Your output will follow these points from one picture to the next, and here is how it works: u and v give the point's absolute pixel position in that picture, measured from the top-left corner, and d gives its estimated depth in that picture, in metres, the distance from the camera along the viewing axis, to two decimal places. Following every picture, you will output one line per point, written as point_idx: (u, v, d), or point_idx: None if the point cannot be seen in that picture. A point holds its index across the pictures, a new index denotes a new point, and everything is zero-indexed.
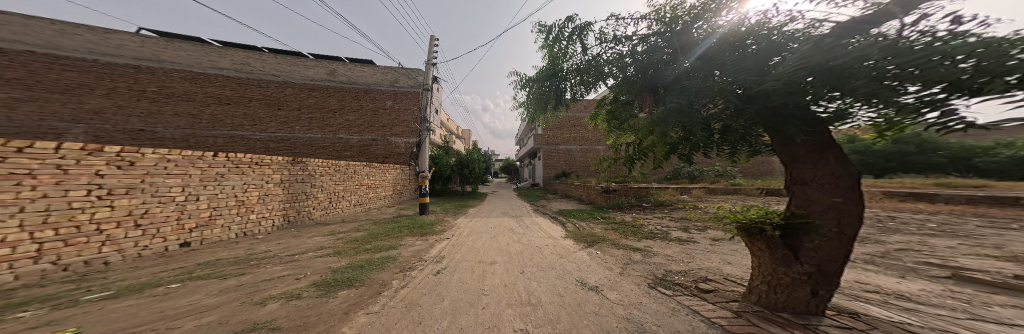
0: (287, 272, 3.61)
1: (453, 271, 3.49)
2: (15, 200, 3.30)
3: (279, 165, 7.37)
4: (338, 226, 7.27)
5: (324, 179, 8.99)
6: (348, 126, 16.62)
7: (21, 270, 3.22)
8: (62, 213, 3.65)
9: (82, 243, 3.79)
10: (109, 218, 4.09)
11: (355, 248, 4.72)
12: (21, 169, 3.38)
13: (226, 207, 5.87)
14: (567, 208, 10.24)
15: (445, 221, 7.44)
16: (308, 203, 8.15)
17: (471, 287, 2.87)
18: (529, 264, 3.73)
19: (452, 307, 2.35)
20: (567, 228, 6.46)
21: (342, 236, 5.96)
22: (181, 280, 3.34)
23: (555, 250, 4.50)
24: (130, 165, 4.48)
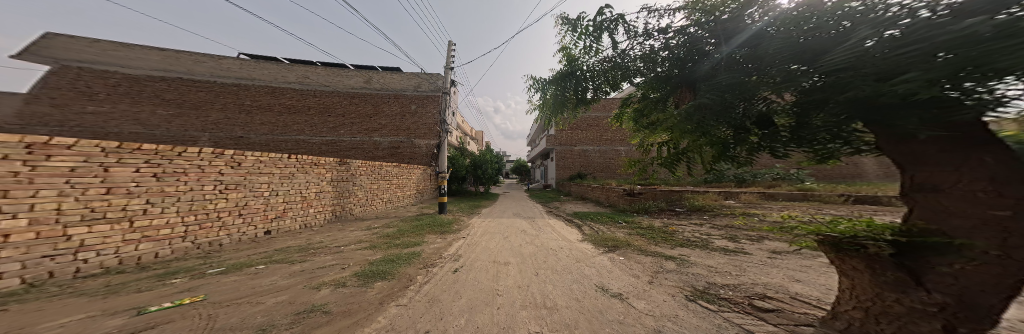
0: (334, 261, 4.00)
1: (469, 270, 3.56)
2: (176, 191, 4.50)
3: (332, 166, 8.25)
4: (373, 222, 7.86)
5: (364, 179, 9.83)
6: (380, 129, 17.96)
7: (176, 246, 4.41)
8: (200, 203, 4.82)
9: (210, 227, 4.94)
10: (224, 208, 5.21)
11: (389, 243, 5.06)
12: (182, 169, 4.61)
13: (294, 202, 6.78)
14: (585, 210, 9.90)
15: (459, 220, 7.63)
16: (351, 200, 8.99)
17: (487, 286, 2.92)
18: (543, 266, 3.70)
19: (468, 305, 2.42)
20: (585, 231, 6.23)
21: (377, 231, 6.42)
22: (266, 262, 3.97)
23: (571, 254, 4.38)
24: (238, 165, 5.54)
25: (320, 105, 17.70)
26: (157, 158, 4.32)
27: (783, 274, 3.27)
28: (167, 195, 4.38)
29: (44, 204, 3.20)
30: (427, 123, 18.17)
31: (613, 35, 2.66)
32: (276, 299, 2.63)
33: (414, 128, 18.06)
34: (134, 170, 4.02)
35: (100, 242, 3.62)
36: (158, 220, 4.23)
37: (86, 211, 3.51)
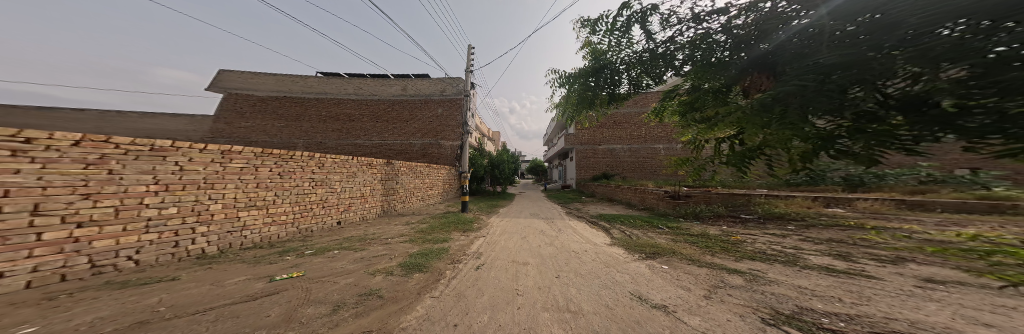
0: (382, 252, 4.41)
1: (490, 268, 3.62)
2: (292, 186, 5.90)
3: (379, 167, 9.05)
4: (412, 218, 8.37)
5: (404, 179, 10.62)
6: (413, 133, 19.17)
7: (290, 229, 5.74)
8: (304, 196, 6.17)
9: (308, 216, 6.21)
10: (316, 201, 6.46)
11: (427, 238, 5.36)
12: (295, 170, 6.01)
13: (353, 197, 7.71)
14: (612, 212, 9.38)
15: (481, 219, 7.85)
16: (393, 199, 9.77)
17: (507, 285, 2.93)
18: (565, 268, 3.55)
19: (490, 303, 2.44)
20: (613, 234, 5.91)
21: (415, 226, 6.81)
22: (333, 248, 4.62)
23: (598, 256, 4.19)
24: (322, 166, 6.74)
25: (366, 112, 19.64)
26: (282, 161, 5.72)
27: (900, 287, 2.59)
28: (286, 189, 5.77)
29: (228, 193, 4.68)
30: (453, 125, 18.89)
31: (648, 26, 2.49)
32: (343, 281, 3.01)
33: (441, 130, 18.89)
34: (271, 170, 5.48)
35: (256, 222, 5.07)
36: (282, 208, 5.61)
37: (247, 199, 4.98)
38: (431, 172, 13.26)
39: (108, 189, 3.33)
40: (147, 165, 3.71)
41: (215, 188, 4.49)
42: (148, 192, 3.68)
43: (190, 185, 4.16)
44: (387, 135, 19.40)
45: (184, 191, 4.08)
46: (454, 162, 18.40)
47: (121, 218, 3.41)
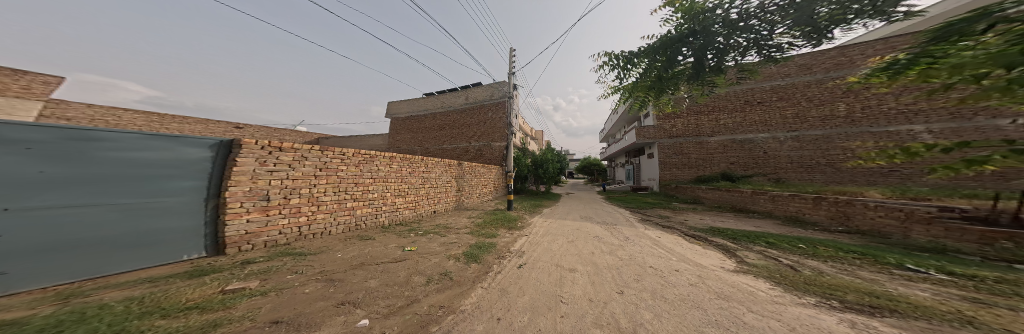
0: (451, 239, 4.85)
1: (532, 267, 3.55)
2: (420, 182, 7.73)
3: (456, 167, 9.95)
4: (474, 213, 8.77)
5: (470, 178, 11.35)
6: (469, 135, 20.47)
7: (417, 214, 7.49)
8: (424, 189, 7.92)
9: (425, 205, 7.89)
10: (428, 193, 8.11)
11: (485, 233, 5.57)
12: (421, 169, 7.78)
13: (436, 191, 8.59)
14: (685, 220, 7.98)
15: (524, 218, 7.88)
16: (462, 195, 10.49)
17: (549, 290, 2.77)
18: (620, 280, 3.13)
19: (531, 305, 2.33)
20: (683, 245, 5.00)
21: (476, 221, 7.11)
22: (414, 232, 5.36)
23: (665, 269, 3.59)
24: (431, 166, 8.29)
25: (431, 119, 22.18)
26: (417, 163, 7.62)
27: None
28: (417, 184, 7.59)
29: (395, 185, 6.78)
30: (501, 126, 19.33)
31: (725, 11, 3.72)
32: (427, 260, 3.43)
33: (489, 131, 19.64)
34: (405, 168, 7.20)
35: (404, 206, 7.01)
36: (416, 197, 7.50)
37: (400, 190, 6.94)
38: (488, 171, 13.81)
39: (362, 180, 5.80)
40: (372, 166, 6.11)
41: (390, 181, 6.61)
42: (371, 182, 6.04)
43: (384, 179, 6.41)
44: (445, 138, 21.44)
45: (382, 183, 6.35)
46: (501, 161, 18.84)
47: (365, 198, 5.84)
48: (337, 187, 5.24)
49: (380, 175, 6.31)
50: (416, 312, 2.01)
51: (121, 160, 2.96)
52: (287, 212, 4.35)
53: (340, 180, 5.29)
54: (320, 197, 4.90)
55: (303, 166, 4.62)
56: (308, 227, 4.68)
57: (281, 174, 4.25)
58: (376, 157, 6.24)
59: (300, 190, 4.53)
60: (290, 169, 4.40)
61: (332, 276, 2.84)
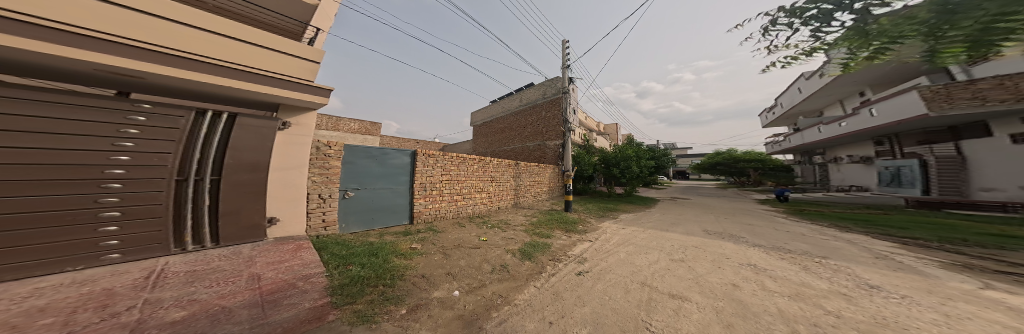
0: (511, 234, 4.89)
1: (595, 277, 3.06)
2: (502, 181, 8.50)
3: (516, 165, 9.50)
4: (530, 211, 8.47)
5: (529, 179, 10.81)
6: (525, 135, 19.91)
7: (497, 207, 8.17)
8: (503, 187, 8.60)
9: (503, 201, 8.53)
10: (505, 192, 8.74)
11: (540, 233, 5.18)
12: (503, 168, 8.56)
13: (502, 189, 8.57)
14: (869, 239, 4.92)
15: (589, 221, 7.06)
16: (523, 195, 10.23)
17: (612, 304, 2.30)
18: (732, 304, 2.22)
19: (591, 316, 2.01)
20: (866, 272, 3.06)
21: (531, 220, 6.65)
22: (483, 224, 5.78)
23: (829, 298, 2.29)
24: (509, 167, 8.95)
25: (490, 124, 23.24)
26: (502, 164, 8.46)
27: None
28: (499, 182, 8.36)
29: (486, 183, 7.68)
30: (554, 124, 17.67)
31: None
32: (490, 251, 3.51)
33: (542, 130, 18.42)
34: (486, 170, 7.67)
35: (490, 201, 7.82)
36: (498, 194, 8.28)
37: (488, 187, 7.82)
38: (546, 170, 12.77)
39: (469, 178, 6.99)
40: (476, 167, 7.24)
41: (483, 180, 7.56)
42: (474, 180, 7.16)
43: (482, 178, 7.44)
44: (502, 141, 21.91)
45: (480, 180, 7.38)
46: (556, 160, 17.21)
47: (469, 192, 7.00)
48: (450, 182, 6.39)
49: (471, 175, 7.04)
50: (492, 299, 2.03)
51: (395, 165, 5.23)
52: (425, 200, 5.80)
53: (450, 177, 6.40)
54: (440, 190, 6.15)
55: (438, 166, 6.11)
56: (433, 213, 5.97)
57: (425, 171, 5.77)
58: (468, 159, 7.05)
59: (434, 183, 6.00)
60: (432, 167, 5.95)
61: (433, 251, 3.33)
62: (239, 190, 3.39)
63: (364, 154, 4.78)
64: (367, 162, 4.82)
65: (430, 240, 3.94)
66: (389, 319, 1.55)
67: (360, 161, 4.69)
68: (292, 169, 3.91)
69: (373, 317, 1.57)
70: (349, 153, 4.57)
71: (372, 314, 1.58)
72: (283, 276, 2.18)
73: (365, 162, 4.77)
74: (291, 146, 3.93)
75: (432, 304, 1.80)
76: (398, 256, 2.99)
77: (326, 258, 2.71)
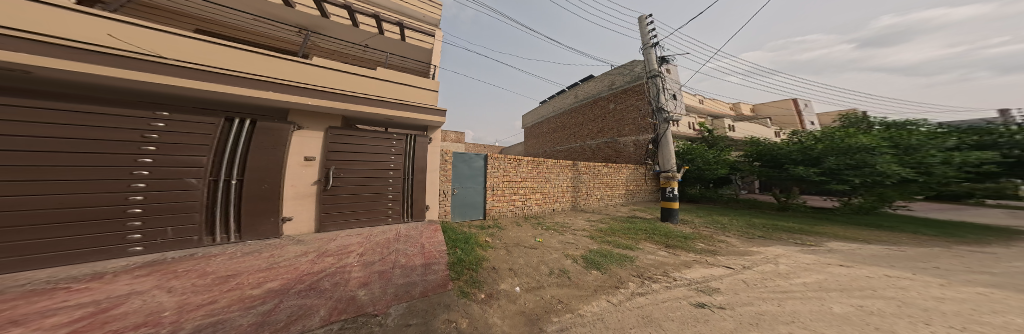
0: (570, 240, 3.99)
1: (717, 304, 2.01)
2: (564, 182, 7.83)
3: (576, 164, 8.23)
4: (601, 216, 6.95)
5: (594, 184, 8.89)
6: (583, 134, 15.87)
7: (557, 209, 7.54)
8: (564, 187, 7.85)
9: (563, 202, 7.79)
10: (566, 194, 7.93)
11: (613, 241, 3.95)
12: (564, 167, 7.84)
13: (557, 193, 7.67)
14: None
15: (706, 235, 4.73)
16: (588, 200, 8.63)
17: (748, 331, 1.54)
18: None
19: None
20: None
21: (596, 225, 5.42)
22: (544, 225, 5.28)
23: None
24: (572, 166, 8.13)
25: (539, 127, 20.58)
26: (564, 165, 7.86)
27: None
28: (561, 183, 7.77)
29: (545, 187, 7.29)
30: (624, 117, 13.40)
31: None
32: (548, 253, 3.18)
33: (606, 126, 14.37)
34: (543, 172, 7.23)
35: (550, 203, 7.40)
36: (561, 193, 7.74)
37: (550, 193, 7.42)
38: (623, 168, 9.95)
39: (533, 182, 7.00)
40: (539, 171, 7.13)
41: (541, 182, 7.20)
42: (535, 181, 7.02)
43: (542, 180, 7.22)
44: (553, 142, 18.44)
45: (540, 181, 7.17)
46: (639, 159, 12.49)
47: (530, 194, 6.93)
48: (510, 184, 6.54)
49: (526, 176, 6.85)
50: (559, 306, 1.81)
51: (477, 168, 6.02)
52: (493, 199, 6.26)
53: (509, 179, 6.54)
54: (504, 189, 6.42)
55: (507, 167, 6.51)
56: (497, 211, 6.29)
57: (493, 173, 6.24)
58: (525, 162, 6.90)
59: (504, 184, 6.42)
60: (500, 169, 6.40)
61: (500, 246, 3.44)
62: (420, 187, 4.84)
63: (460, 159, 5.81)
64: (463, 165, 5.86)
65: (497, 235, 4.20)
66: (474, 300, 1.82)
67: (457, 166, 5.75)
68: (432, 171, 5.01)
69: (468, 295, 1.90)
70: (453, 160, 5.71)
71: (468, 292, 1.92)
72: (433, 247, 2.99)
73: (461, 164, 5.80)
74: (434, 154, 5.08)
75: (501, 295, 1.92)
76: (479, 246, 3.36)
77: (448, 240, 3.42)
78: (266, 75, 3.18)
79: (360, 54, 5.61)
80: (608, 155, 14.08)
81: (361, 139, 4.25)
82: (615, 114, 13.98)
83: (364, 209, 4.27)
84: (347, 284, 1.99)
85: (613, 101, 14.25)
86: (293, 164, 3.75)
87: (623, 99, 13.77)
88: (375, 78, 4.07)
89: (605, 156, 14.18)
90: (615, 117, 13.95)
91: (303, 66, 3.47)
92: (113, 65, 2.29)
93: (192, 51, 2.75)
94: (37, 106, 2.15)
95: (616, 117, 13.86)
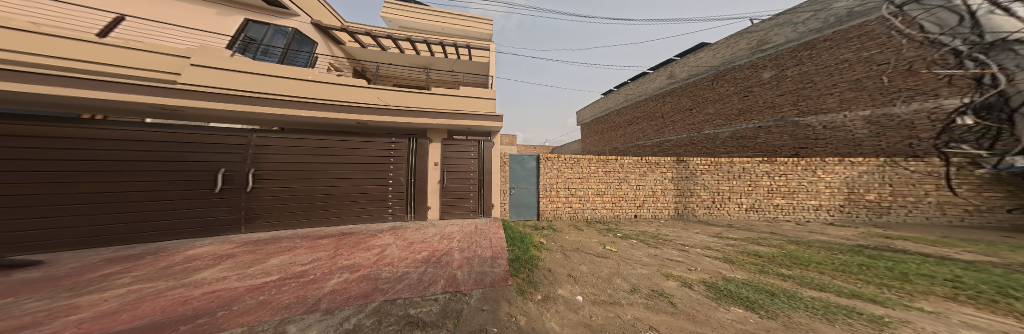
0: (679, 258, 2.98)
1: None
2: (662, 187, 5.93)
3: (672, 161, 6.01)
4: (750, 235, 4.34)
5: (750, 189, 5.79)
6: (700, 119, 9.75)
7: (640, 215, 5.88)
8: (651, 189, 5.95)
9: (653, 206, 5.93)
10: (657, 201, 5.94)
11: (798, 277, 2.31)
12: (653, 165, 5.93)
13: (649, 196, 5.91)
14: None
15: None
16: (714, 210, 5.86)
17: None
18: None
19: None
20: None
21: (730, 244, 3.68)
22: (625, 236, 4.20)
23: None
24: (665, 165, 6.01)
25: (604, 121, 15.03)
26: (654, 166, 5.94)
27: None
28: (644, 182, 5.92)
29: (618, 189, 5.81)
30: (829, 86, 6.98)
31: None
32: (626, 265, 2.61)
33: (773, 101, 7.98)
34: (618, 169, 5.84)
35: (628, 208, 5.84)
36: (653, 201, 5.91)
37: (623, 196, 5.83)
38: (821, 162, 5.57)
39: (605, 186, 5.78)
40: (604, 169, 5.79)
41: (608, 181, 5.77)
42: (601, 181, 5.76)
43: (615, 179, 5.83)
44: (628, 136, 12.96)
45: (611, 181, 5.78)
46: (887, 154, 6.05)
47: (607, 199, 5.79)
48: (566, 184, 5.70)
49: (591, 176, 5.72)
50: (628, 318, 1.45)
51: (528, 170, 5.64)
52: (547, 199, 5.65)
53: (566, 180, 5.70)
54: (560, 190, 5.67)
55: (568, 169, 5.73)
56: (552, 213, 5.60)
57: (547, 174, 5.63)
58: (583, 159, 5.83)
59: (565, 188, 5.68)
60: (556, 170, 5.71)
61: (556, 250, 3.27)
62: (487, 187, 5.05)
63: (514, 159, 5.68)
64: (517, 166, 5.66)
65: (553, 238, 4.00)
66: (531, 300, 1.76)
67: (513, 166, 5.62)
68: (493, 172, 5.09)
69: (526, 293, 1.89)
70: (509, 161, 5.64)
71: (526, 291, 1.91)
72: (499, 243, 3.29)
73: (514, 165, 5.61)
74: (496, 156, 5.15)
75: (560, 300, 1.74)
76: (534, 247, 3.33)
77: (509, 237, 3.68)
78: (429, 108, 4.30)
79: (449, 78, 6.78)
80: (775, 146, 7.77)
81: (464, 147, 4.95)
82: (801, 81, 7.43)
83: (453, 203, 4.87)
84: (451, 263, 2.57)
85: (779, 62, 7.95)
86: (427, 166, 4.78)
87: (816, 53, 7.20)
88: (483, 97, 4.68)
89: (771, 148, 7.86)
90: (802, 86, 7.42)
91: (347, 87, 3.90)
92: (219, 101, 3.25)
93: (403, 100, 4.17)
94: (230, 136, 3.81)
95: (806, 87, 7.35)
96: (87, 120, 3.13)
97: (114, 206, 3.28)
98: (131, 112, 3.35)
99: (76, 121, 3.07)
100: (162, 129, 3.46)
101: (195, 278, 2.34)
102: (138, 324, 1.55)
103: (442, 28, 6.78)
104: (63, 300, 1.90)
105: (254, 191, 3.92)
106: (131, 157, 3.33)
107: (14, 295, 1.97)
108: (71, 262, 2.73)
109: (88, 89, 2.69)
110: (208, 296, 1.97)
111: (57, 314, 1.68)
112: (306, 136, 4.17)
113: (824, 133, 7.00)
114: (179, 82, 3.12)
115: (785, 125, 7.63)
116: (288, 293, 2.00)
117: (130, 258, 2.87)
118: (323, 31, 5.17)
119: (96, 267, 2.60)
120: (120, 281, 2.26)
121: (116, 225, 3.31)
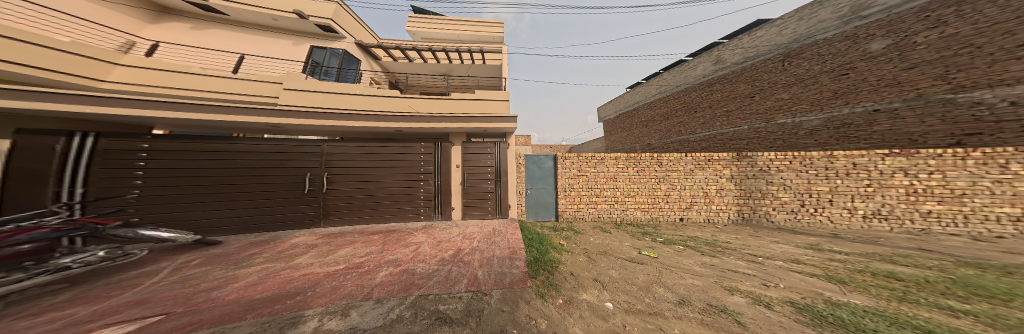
0: (751, 271, 2.43)
1: None
2: (718, 187, 5.06)
3: (722, 156, 5.09)
4: (870, 249, 3.10)
5: (871, 190, 4.32)
6: (770, 107, 8.06)
7: (686, 218, 5.07)
8: (700, 189, 5.09)
9: (700, 207, 5.06)
10: (710, 206, 5.05)
11: (973, 311, 1.51)
12: (697, 161, 5.11)
13: (700, 197, 5.08)
14: None
15: None
16: (802, 215, 4.60)
17: None
18: None
19: None
20: None
21: (835, 259, 2.77)
22: (665, 242, 3.61)
23: None
24: (711, 160, 5.11)
25: (633, 115, 13.45)
26: (699, 161, 5.11)
27: None
28: (689, 182, 5.11)
29: (650, 186, 5.15)
30: (1000, 49, 4.59)
31: None
32: (670, 275, 2.29)
33: (895, 77, 5.82)
34: (656, 167, 5.15)
35: (669, 211, 5.13)
36: (704, 204, 5.06)
37: (658, 194, 5.15)
38: (1005, 150, 3.71)
39: (637, 187, 5.18)
40: (633, 167, 5.21)
41: (638, 180, 5.17)
42: (630, 181, 5.18)
43: (649, 178, 5.15)
44: (667, 131, 11.37)
45: (644, 180, 5.16)
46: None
47: (643, 201, 5.17)
48: (589, 185, 5.26)
49: (620, 175, 5.19)
50: (671, 331, 1.33)
51: (545, 170, 5.41)
52: (566, 200, 5.29)
53: (588, 179, 5.25)
54: (581, 191, 5.26)
55: (592, 168, 5.29)
56: (573, 213, 5.23)
57: (565, 174, 5.30)
58: (609, 158, 5.33)
59: (589, 188, 5.26)
60: (575, 169, 5.34)
61: (579, 252, 3.03)
62: (505, 187, 5.13)
63: (531, 160, 5.49)
64: (532, 167, 5.44)
65: (574, 239, 3.68)
66: (553, 303, 1.64)
67: (529, 167, 5.42)
68: (510, 173, 5.16)
69: (546, 297, 1.76)
70: (525, 162, 5.49)
71: (547, 295, 1.78)
72: (515, 244, 3.21)
73: (530, 165, 5.44)
74: (512, 157, 5.23)
75: (584, 306, 1.63)
76: (554, 249, 3.13)
77: (526, 238, 3.55)
78: (451, 113, 4.67)
79: (466, 83, 7.44)
80: (906, 134, 5.53)
81: (483, 149, 5.16)
82: (948, 46, 5.14)
83: (474, 204, 5.07)
84: (472, 263, 2.55)
85: (897, 26, 5.83)
86: (451, 168, 5.10)
87: (975, 7, 4.92)
88: (499, 100, 4.90)
89: (904, 137, 5.54)
90: (950, 52, 5.09)
91: (370, 99, 4.53)
92: (274, 116, 4.12)
93: (428, 107, 4.62)
94: (286, 144, 4.70)
95: (959, 55, 4.99)
96: (235, 138, 4.52)
97: (250, 202, 4.52)
98: (240, 129, 4.59)
99: (229, 139, 4.47)
100: (256, 142, 4.58)
101: (297, 262, 2.94)
102: (264, 295, 2.02)
103: (457, 36, 7.69)
104: (233, 271, 2.69)
105: (327, 192, 4.81)
106: (236, 165, 4.48)
107: (211, 265, 2.89)
108: (234, 244, 3.89)
109: (206, 113, 3.86)
110: (303, 277, 2.42)
111: (228, 281, 2.38)
112: (353, 144, 4.93)
113: (1012, 111, 4.41)
114: (278, 104, 4.20)
115: (928, 106, 5.26)
116: (351, 280, 2.28)
117: (264, 242, 3.91)
118: (362, 49, 6.31)
119: (246, 248, 3.59)
120: (258, 260, 3.04)
121: (251, 216, 4.52)
